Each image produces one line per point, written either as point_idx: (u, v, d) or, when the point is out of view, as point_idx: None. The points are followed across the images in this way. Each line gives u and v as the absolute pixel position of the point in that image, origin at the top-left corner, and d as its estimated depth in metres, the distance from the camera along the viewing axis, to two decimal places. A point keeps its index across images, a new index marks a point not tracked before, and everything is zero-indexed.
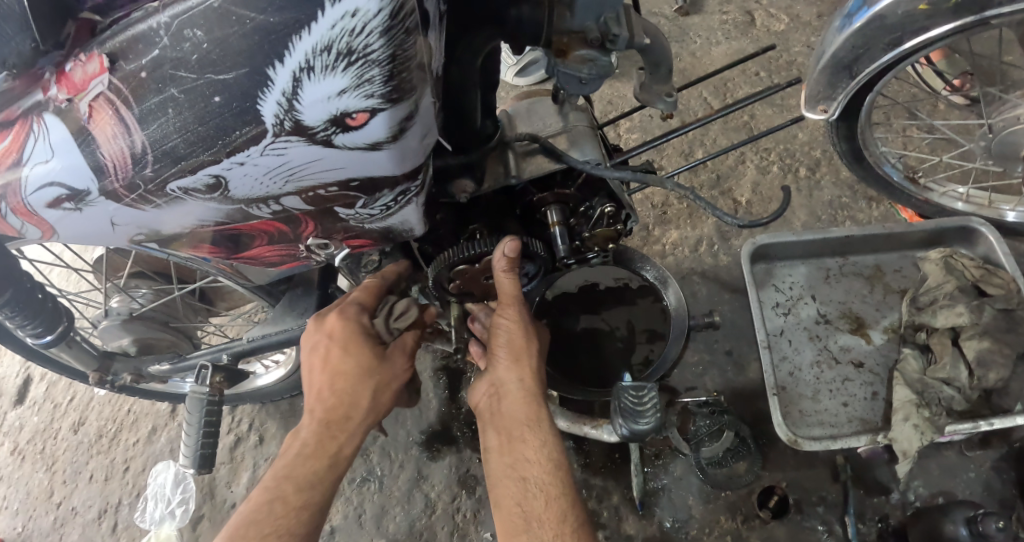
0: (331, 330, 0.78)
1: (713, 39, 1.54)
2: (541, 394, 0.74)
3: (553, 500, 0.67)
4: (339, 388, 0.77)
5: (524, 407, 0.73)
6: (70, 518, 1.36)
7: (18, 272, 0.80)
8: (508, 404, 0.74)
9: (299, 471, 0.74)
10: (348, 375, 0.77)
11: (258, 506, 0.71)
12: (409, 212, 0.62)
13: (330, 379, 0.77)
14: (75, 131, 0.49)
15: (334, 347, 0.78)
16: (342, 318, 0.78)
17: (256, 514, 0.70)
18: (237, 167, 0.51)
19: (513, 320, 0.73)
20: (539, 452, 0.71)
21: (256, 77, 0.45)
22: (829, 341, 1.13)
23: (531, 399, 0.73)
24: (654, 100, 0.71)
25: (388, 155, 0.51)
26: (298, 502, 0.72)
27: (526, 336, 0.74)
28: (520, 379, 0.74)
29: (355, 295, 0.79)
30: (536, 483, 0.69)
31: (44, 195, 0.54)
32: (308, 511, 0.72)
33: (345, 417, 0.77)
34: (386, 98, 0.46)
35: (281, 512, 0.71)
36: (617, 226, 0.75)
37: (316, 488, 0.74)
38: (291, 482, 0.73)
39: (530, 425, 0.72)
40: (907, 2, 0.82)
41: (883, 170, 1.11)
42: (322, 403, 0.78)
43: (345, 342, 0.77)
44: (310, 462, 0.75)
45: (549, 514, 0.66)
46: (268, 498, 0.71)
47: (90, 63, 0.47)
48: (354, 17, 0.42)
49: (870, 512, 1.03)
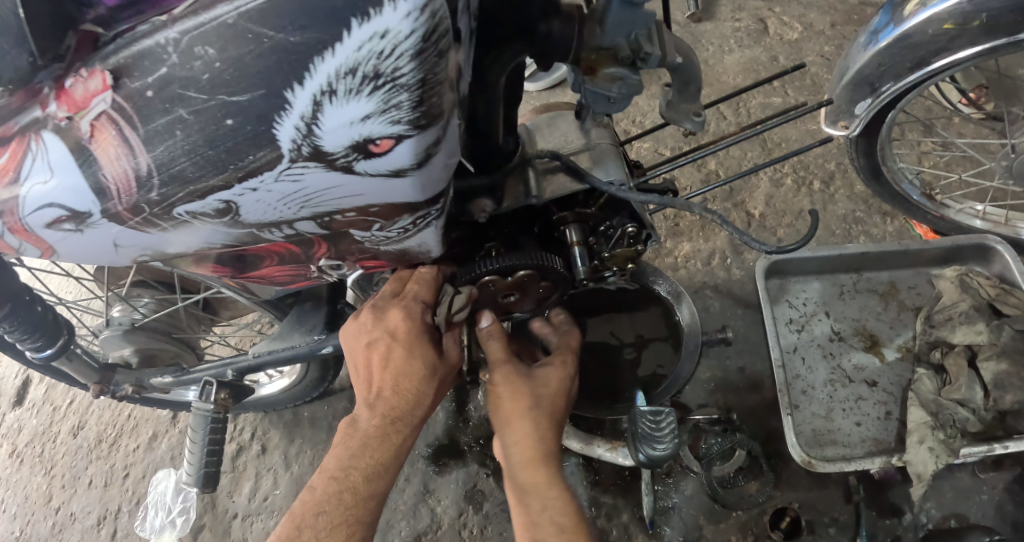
0: (394, 328, 0.71)
1: (726, 47, 1.52)
2: (547, 450, 0.74)
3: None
4: (403, 388, 0.72)
5: (529, 470, 0.73)
6: (69, 524, 1.34)
7: (17, 285, 0.78)
8: (512, 466, 0.74)
9: (365, 462, 0.72)
10: (414, 376, 0.72)
11: (325, 496, 0.70)
12: (427, 235, 0.60)
13: (393, 378, 0.72)
14: (75, 150, 0.47)
15: (398, 347, 0.71)
16: (406, 316, 0.70)
17: (324, 505, 0.69)
18: (250, 193, 0.49)
19: (503, 380, 0.76)
20: (551, 511, 0.70)
21: (273, 99, 0.43)
22: (843, 360, 1.12)
23: (539, 458, 0.73)
24: (682, 119, 0.68)
25: (411, 181, 0.49)
26: (366, 492, 0.71)
27: (520, 395, 0.75)
28: (519, 441, 0.74)
29: (417, 287, 0.70)
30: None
31: (44, 215, 0.51)
32: (374, 501, 0.72)
33: (410, 413, 0.73)
34: (414, 124, 0.44)
35: (350, 502, 0.70)
36: (638, 246, 0.75)
37: (382, 477, 0.73)
38: (359, 472, 0.71)
39: (536, 489, 0.71)
40: (936, 21, 0.80)
41: (900, 187, 1.09)
42: (383, 400, 0.72)
43: (410, 343, 0.71)
44: (375, 456, 0.72)
45: None
46: (336, 490, 0.70)
47: (93, 80, 0.45)
48: (384, 38, 0.39)
49: (882, 534, 1.01)
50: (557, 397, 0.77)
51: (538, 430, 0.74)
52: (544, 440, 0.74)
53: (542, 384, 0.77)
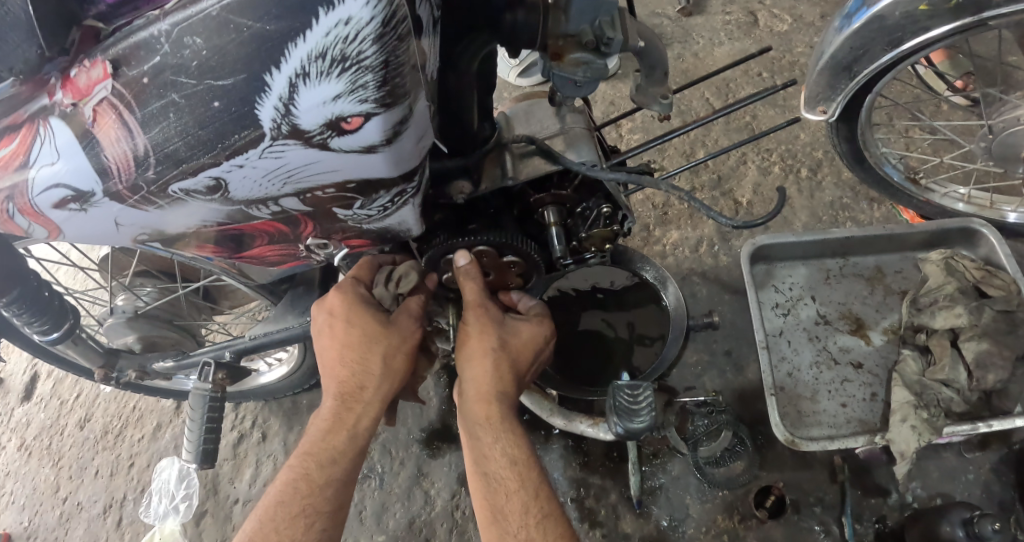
0: (331, 307, 0.76)
1: (716, 40, 1.55)
2: (501, 391, 0.74)
3: (513, 495, 0.68)
4: (348, 359, 0.75)
5: (480, 407, 0.73)
6: (76, 512, 1.38)
7: (27, 269, 0.83)
8: (468, 403, 0.74)
9: (320, 447, 0.74)
10: (356, 345, 0.74)
11: (284, 486, 0.72)
12: (406, 213, 0.63)
13: (341, 354, 0.75)
14: (80, 134, 0.50)
15: (338, 323, 0.76)
16: (340, 292, 0.76)
17: (282, 496, 0.71)
18: (236, 170, 0.52)
19: (478, 322, 0.75)
20: (502, 450, 0.71)
21: (253, 83, 0.45)
22: (829, 342, 1.13)
23: (492, 396, 0.73)
24: (650, 102, 0.72)
25: (384, 157, 0.52)
26: (323, 479, 0.73)
27: (484, 335, 0.74)
28: (474, 381, 0.74)
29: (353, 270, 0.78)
30: (496, 479, 0.70)
31: (51, 196, 0.55)
32: (333, 488, 0.73)
33: (359, 388, 0.75)
34: (380, 103, 0.46)
35: (307, 490, 0.72)
36: (614, 226, 0.78)
37: (337, 463, 0.74)
38: (313, 459, 0.74)
39: (484, 424, 0.72)
40: (906, 3, 0.81)
41: (883, 171, 1.11)
42: (335, 378, 0.76)
43: (346, 315, 0.75)
44: (330, 438, 0.74)
45: (511, 506, 0.68)
46: (292, 479, 0.73)
47: (94, 69, 0.48)
48: (347, 25, 0.42)
49: (867, 513, 1.03)
50: (529, 347, 0.78)
51: (494, 369, 0.74)
52: (502, 382, 0.74)
53: (511, 334, 0.77)
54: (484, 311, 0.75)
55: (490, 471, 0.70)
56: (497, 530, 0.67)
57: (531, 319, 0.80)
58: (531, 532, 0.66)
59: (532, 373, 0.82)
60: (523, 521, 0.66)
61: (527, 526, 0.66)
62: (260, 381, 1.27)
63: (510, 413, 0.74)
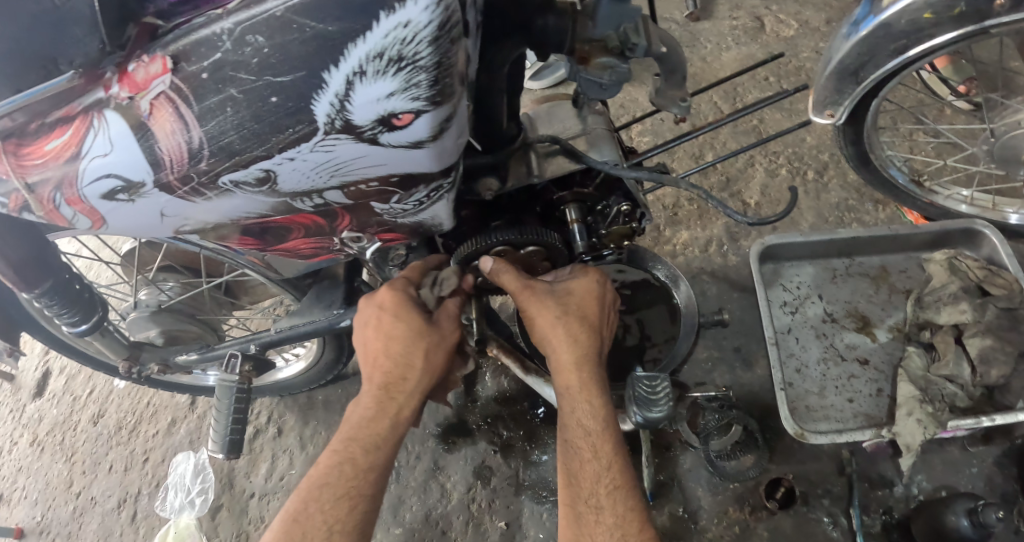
0: (381, 301, 0.79)
1: (724, 44, 1.58)
2: (581, 357, 0.78)
3: (587, 463, 0.74)
4: (392, 352, 0.78)
5: (567, 376, 0.78)
6: (90, 507, 1.40)
7: (58, 262, 0.85)
8: (553, 373, 0.79)
9: (365, 433, 0.77)
10: (401, 338, 0.78)
11: (329, 468, 0.75)
12: (439, 208, 0.66)
13: (385, 346, 0.79)
14: (135, 126, 0.52)
15: (386, 317, 0.79)
16: (390, 289, 0.78)
17: (327, 478, 0.74)
18: (287, 162, 0.55)
19: (533, 301, 0.77)
20: (581, 420, 0.76)
21: (312, 80, 0.48)
22: (835, 340, 1.16)
23: (575, 367, 0.78)
24: (670, 104, 0.75)
25: (428, 152, 0.55)
26: (366, 463, 0.76)
27: (548, 310, 0.78)
28: (559, 352, 0.79)
29: (404, 271, 0.81)
30: (573, 446, 0.76)
31: (100, 186, 0.57)
32: (375, 472, 0.76)
33: (402, 379, 0.79)
34: (430, 101, 0.49)
35: (351, 474, 0.75)
36: (633, 223, 0.80)
37: (380, 449, 0.77)
38: (357, 444, 0.77)
39: (569, 395, 0.77)
40: (912, 12, 0.84)
41: (889, 173, 1.14)
42: (378, 368, 0.80)
43: (394, 310, 0.78)
44: (373, 424, 0.78)
45: (585, 475, 0.73)
46: (337, 462, 0.75)
47: (153, 64, 0.50)
48: (406, 28, 0.45)
49: (874, 505, 1.05)
50: (590, 304, 0.80)
51: (574, 338, 0.78)
52: (579, 346, 0.79)
53: (566, 295, 0.79)
54: (533, 290, 0.77)
55: (569, 440, 0.76)
56: (571, 494, 0.73)
57: (577, 274, 0.81)
58: (601, 500, 0.71)
59: (606, 330, 0.83)
60: (595, 489, 0.72)
61: (597, 494, 0.72)
62: (278, 376, 1.30)
63: (595, 383, 0.78)
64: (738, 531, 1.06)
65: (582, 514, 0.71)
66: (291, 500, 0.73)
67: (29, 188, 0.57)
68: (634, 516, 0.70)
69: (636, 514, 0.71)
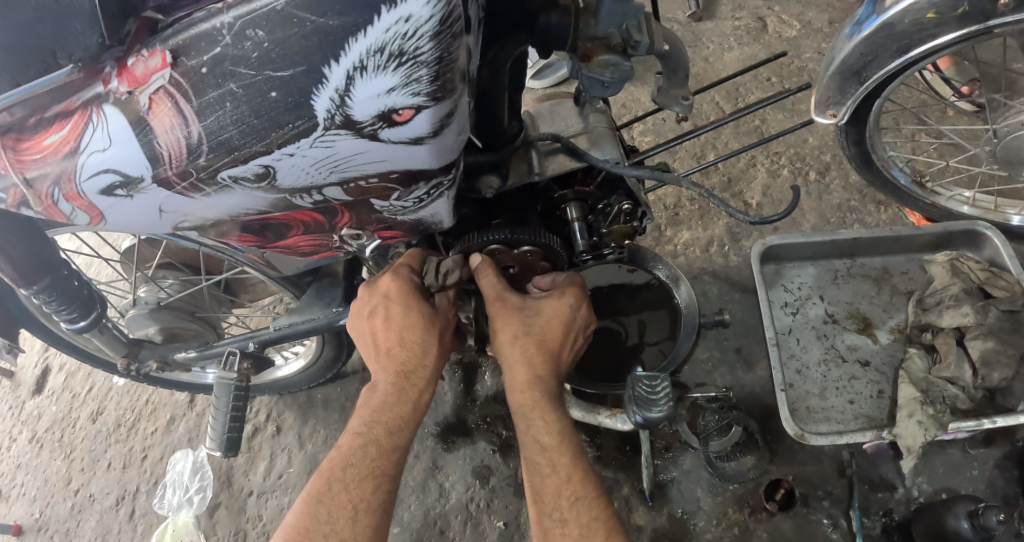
0: (386, 291, 0.78)
1: (726, 44, 1.58)
2: (540, 377, 0.78)
3: (547, 478, 0.75)
4: (407, 340, 0.79)
5: (521, 394, 0.78)
6: (88, 504, 1.39)
7: (58, 259, 0.84)
8: (510, 390, 0.79)
9: (385, 417, 0.77)
10: (414, 327, 0.78)
11: (353, 450, 0.75)
12: (440, 205, 0.65)
13: (398, 334, 0.79)
14: (134, 121, 0.52)
15: (394, 306, 0.79)
16: (395, 277, 0.78)
17: (353, 458, 0.75)
18: (287, 158, 0.54)
19: (501, 316, 0.77)
20: (537, 436, 0.77)
21: (312, 75, 0.48)
22: (836, 341, 1.16)
23: (530, 386, 0.77)
24: (671, 103, 0.73)
25: (428, 149, 0.54)
26: (390, 444, 0.77)
27: (512, 324, 0.77)
28: (514, 369, 0.78)
29: (404, 258, 0.80)
30: (532, 463, 0.76)
31: (99, 181, 0.56)
32: (398, 453, 0.77)
33: (420, 364, 0.79)
34: (431, 97, 0.49)
35: (376, 453, 0.75)
36: (634, 222, 0.79)
37: (403, 430, 0.78)
38: (381, 425, 0.77)
39: (525, 412, 0.77)
40: (915, 12, 0.84)
41: (891, 174, 1.14)
42: (393, 357, 0.80)
43: (402, 299, 0.78)
44: (395, 408, 0.78)
45: (546, 490, 0.74)
46: (362, 443, 0.76)
47: (153, 59, 0.50)
48: (407, 22, 0.45)
49: (874, 507, 1.05)
50: (557, 324, 0.79)
51: (530, 357, 0.77)
52: (538, 368, 0.78)
53: (534, 315, 0.78)
54: (503, 305, 0.77)
55: (531, 458, 0.76)
56: (536, 509, 0.74)
57: (553, 294, 0.80)
58: (563, 514, 0.72)
59: (570, 352, 0.82)
60: (555, 504, 0.73)
61: (562, 507, 0.73)
62: (277, 374, 1.30)
63: (550, 399, 0.78)
64: (737, 532, 1.06)
65: (547, 527, 0.72)
66: (312, 480, 0.74)
67: (29, 183, 0.57)
68: (598, 527, 0.71)
69: (602, 526, 0.72)
